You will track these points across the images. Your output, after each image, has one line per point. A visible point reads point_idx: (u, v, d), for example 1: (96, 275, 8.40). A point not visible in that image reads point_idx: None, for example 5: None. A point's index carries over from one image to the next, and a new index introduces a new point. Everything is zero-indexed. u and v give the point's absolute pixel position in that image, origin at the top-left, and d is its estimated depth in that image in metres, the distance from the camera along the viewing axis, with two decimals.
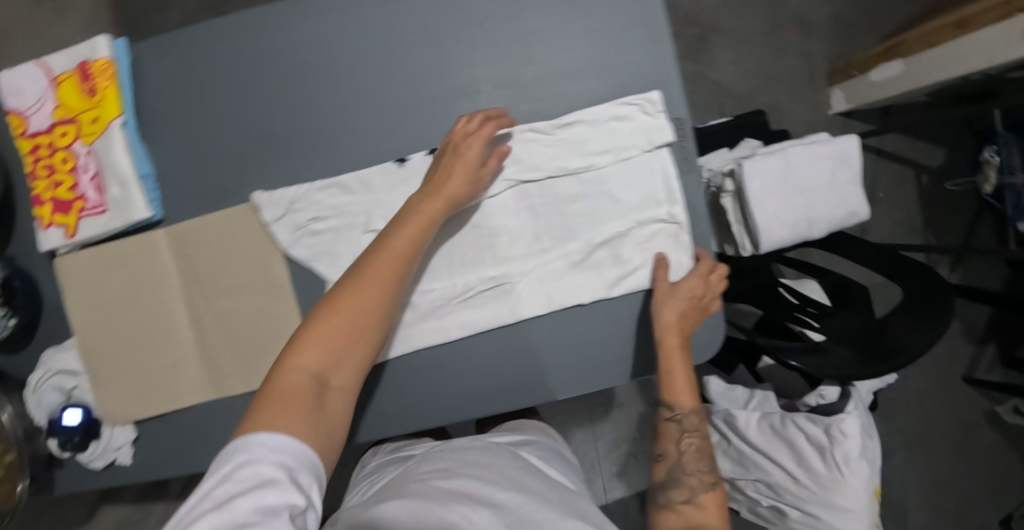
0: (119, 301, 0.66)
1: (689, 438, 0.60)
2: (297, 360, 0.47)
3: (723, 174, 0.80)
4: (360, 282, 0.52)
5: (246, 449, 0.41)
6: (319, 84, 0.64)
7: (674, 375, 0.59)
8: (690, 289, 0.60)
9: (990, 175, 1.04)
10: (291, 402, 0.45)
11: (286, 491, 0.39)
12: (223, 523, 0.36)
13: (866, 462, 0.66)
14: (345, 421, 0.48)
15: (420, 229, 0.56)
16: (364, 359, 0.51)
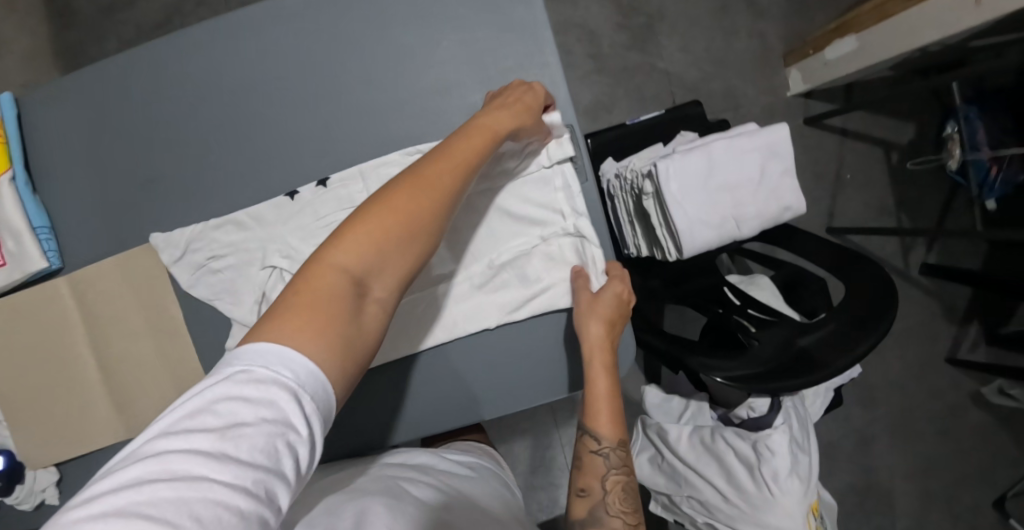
0: (24, 351, 0.64)
1: (616, 474, 0.59)
2: (339, 253, 0.40)
3: (642, 176, 0.75)
4: (412, 182, 0.44)
5: (271, 362, 0.35)
6: (206, 108, 0.61)
7: (599, 402, 0.59)
8: (611, 307, 0.59)
9: (954, 152, 0.98)
10: (327, 304, 0.38)
11: (295, 439, 0.34)
12: (225, 451, 0.31)
13: (798, 479, 0.63)
14: (377, 339, 0.41)
15: (485, 142, 0.49)
16: (407, 274, 0.43)
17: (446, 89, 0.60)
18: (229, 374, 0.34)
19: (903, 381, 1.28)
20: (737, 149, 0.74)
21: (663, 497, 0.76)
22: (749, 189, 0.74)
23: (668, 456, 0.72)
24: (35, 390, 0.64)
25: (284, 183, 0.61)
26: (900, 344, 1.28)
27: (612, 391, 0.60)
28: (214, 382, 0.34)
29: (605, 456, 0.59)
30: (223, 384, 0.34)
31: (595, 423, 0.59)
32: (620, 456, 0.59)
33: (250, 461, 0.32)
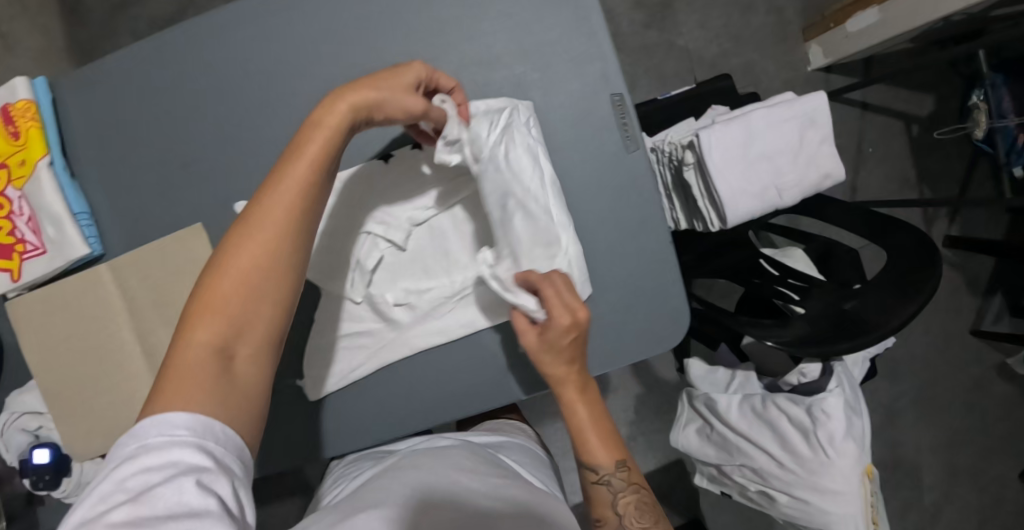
0: (68, 339, 0.62)
1: (624, 496, 0.54)
2: (190, 329, 0.38)
3: (682, 147, 0.76)
4: (242, 234, 0.40)
5: (161, 430, 0.34)
6: (237, 87, 0.59)
7: (585, 436, 0.55)
8: (560, 341, 0.49)
9: (979, 120, 0.98)
10: (190, 382, 0.36)
11: (214, 480, 0.34)
12: (140, 516, 0.31)
13: (854, 441, 0.63)
14: (265, 388, 0.40)
15: (325, 147, 0.43)
16: (277, 317, 0.41)
17: (493, 61, 0.59)
18: (125, 457, 0.34)
19: (929, 355, 1.28)
20: (776, 118, 0.74)
21: (709, 469, 0.77)
22: (789, 157, 0.74)
23: (718, 425, 0.72)
24: (78, 380, 0.63)
25: None
26: (925, 317, 1.28)
27: (593, 416, 0.55)
28: (115, 466, 0.34)
29: (608, 483, 0.55)
30: (126, 462, 0.33)
31: (587, 457, 0.55)
32: (624, 477, 0.55)
33: (172, 513, 0.32)
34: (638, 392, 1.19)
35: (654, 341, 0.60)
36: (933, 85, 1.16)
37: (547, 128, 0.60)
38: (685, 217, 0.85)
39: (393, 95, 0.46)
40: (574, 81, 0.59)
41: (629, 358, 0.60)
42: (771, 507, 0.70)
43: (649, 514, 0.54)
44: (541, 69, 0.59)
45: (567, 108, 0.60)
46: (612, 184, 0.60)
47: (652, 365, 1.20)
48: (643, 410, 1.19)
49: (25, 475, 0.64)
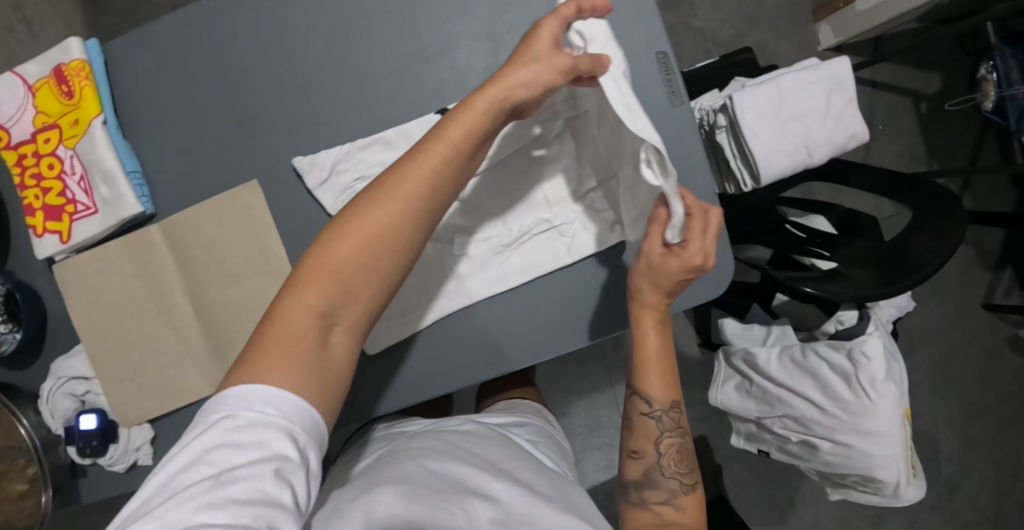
0: (121, 301, 0.63)
1: (669, 437, 0.55)
2: (303, 288, 0.41)
3: (715, 111, 0.78)
4: (368, 208, 0.43)
5: (253, 404, 0.36)
6: (288, 48, 0.60)
7: (650, 364, 0.56)
8: (675, 271, 0.50)
9: (989, 91, 1.02)
10: (291, 342, 0.39)
11: (292, 470, 0.35)
12: (219, 496, 0.32)
13: (893, 384, 0.65)
14: (350, 367, 0.42)
15: (460, 141, 0.45)
16: (375, 300, 0.43)
17: None
18: (212, 426, 0.35)
19: (941, 328, 1.30)
20: (804, 81, 0.76)
21: (749, 425, 0.78)
22: (819, 118, 0.76)
23: (757, 379, 0.74)
24: (128, 342, 0.63)
25: (379, 120, 0.60)
26: (936, 291, 1.30)
27: (662, 348, 0.56)
28: (203, 435, 0.35)
29: (657, 419, 0.55)
30: (213, 433, 0.35)
31: (652, 385, 0.55)
32: (673, 419, 0.55)
33: (249, 499, 0.33)
34: None
35: (701, 287, 0.62)
36: (941, 64, 1.18)
37: None
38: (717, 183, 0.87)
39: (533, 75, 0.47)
40: (624, 37, 0.61)
41: (679, 303, 0.63)
42: (812, 458, 0.71)
43: (687, 461, 0.55)
44: None
45: None
46: (659, 136, 0.61)
47: (674, 341, 1.21)
48: None
49: (72, 441, 0.64)
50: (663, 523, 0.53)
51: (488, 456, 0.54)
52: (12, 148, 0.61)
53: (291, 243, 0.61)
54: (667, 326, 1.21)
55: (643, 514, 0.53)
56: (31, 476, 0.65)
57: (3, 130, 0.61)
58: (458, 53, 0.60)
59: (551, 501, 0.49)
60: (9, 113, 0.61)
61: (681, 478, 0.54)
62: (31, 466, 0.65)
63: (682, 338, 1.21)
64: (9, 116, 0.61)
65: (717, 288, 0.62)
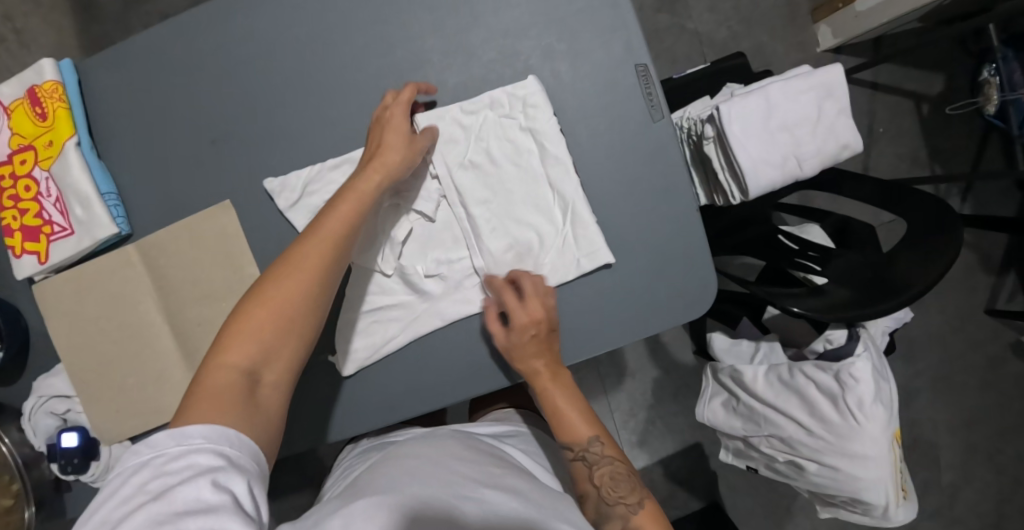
0: (98, 321, 0.63)
1: (600, 469, 0.56)
2: (225, 355, 0.45)
3: (702, 121, 0.77)
4: (279, 279, 0.48)
5: (179, 440, 0.39)
6: (259, 65, 0.59)
7: (562, 414, 0.58)
8: (523, 338, 0.56)
9: (991, 95, 0.99)
10: (217, 402, 0.42)
11: (228, 477, 0.38)
12: (160, 511, 0.35)
13: (882, 406, 0.63)
14: (282, 412, 0.47)
15: (352, 212, 0.51)
16: (298, 354, 0.48)
17: (519, 32, 0.59)
18: (143, 464, 0.38)
19: (942, 334, 1.28)
20: (793, 90, 0.74)
21: (736, 443, 0.77)
22: (808, 128, 0.74)
23: (744, 396, 0.72)
24: (108, 361, 0.63)
25: (352, 137, 0.59)
26: (938, 296, 1.28)
27: (565, 397, 0.58)
28: (137, 472, 0.38)
29: (584, 458, 0.57)
30: (147, 468, 0.38)
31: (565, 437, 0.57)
32: (598, 451, 0.56)
33: (189, 508, 0.35)
34: (654, 375, 1.20)
35: (684, 306, 0.61)
36: (943, 65, 1.15)
37: (573, 99, 0.60)
38: (707, 193, 0.86)
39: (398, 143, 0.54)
40: (601, 49, 0.59)
41: (662, 324, 0.61)
42: (800, 478, 0.70)
43: (624, 482, 0.55)
44: (568, 40, 0.60)
45: (594, 78, 0.60)
46: (638, 151, 0.60)
47: (668, 348, 1.20)
48: (660, 392, 1.20)
49: (54, 459, 0.64)
50: None
51: (478, 463, 0.54)
52: None
53: (266, 263, 0.61)
54: (661, 332, 1.20)
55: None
56: (16, 492, 0.65)
57: None
58: (431, 68, 0.59)
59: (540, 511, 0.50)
60: None
61: (625, 500, 0.54)
62: (14, 483, 0.65)
63: (676, 344, 1.20)
64: None
65: (700, 307, 0.61)
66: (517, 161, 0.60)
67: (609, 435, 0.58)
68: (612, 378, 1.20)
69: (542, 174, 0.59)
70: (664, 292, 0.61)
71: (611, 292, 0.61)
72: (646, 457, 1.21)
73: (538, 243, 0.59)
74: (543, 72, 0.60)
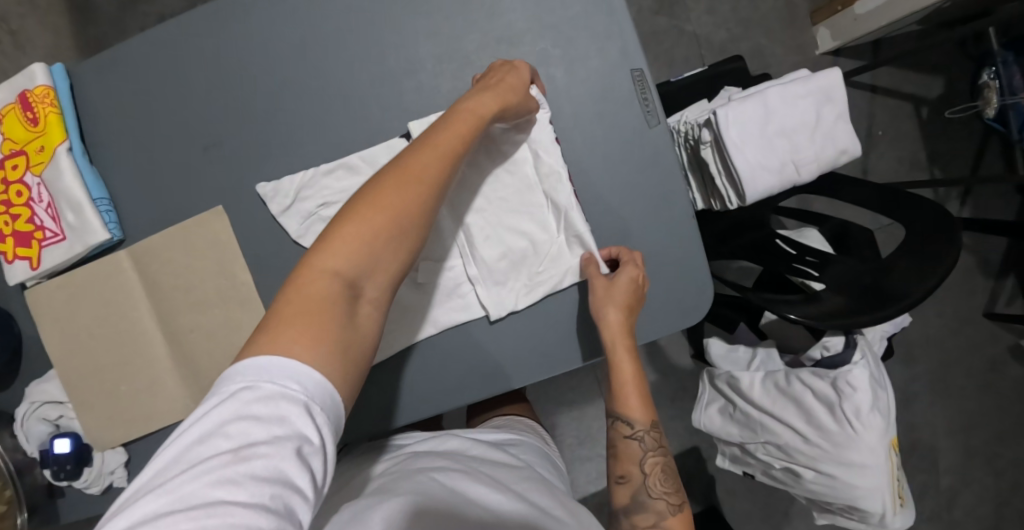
0: (91, 327, 0.62)
1: (652, 456, 0.57)
2: (326, 257, 0.39)
3: (699, 125, 0.76)
4: (389, 183, 0.42)
5: (275, 376, 0.33)
6: (252, 71, 0.59)
7: (625, 390, 0.58)
8: (627, 292, 0.55)
9: (991, 99, 0.98)
10: (316, 312, 0.36)
11: (311, 452, 0.32)
12: (239, 473, 0.29)
13: (879, 415, 0.63)
14: (376, 341, 0.40)
15: (469, 130, 0.48)
16: (399, 275, 0.42)
17: (515, 37, 0.59)
18: (228, 397, 0.32)
19: (941, 338, 1.27)
20: (791, 95, 0.74)
21: (732, 449, 0.77)
22: (806, 133, 0.74)
23: (740, 403, 0.72)
24: (100, 368, 0.63)
25: (345, 144, 0.59)
26: (937, 300, 1.27)
27: (636, 375, 0.57)
28: (216, 406, 0.32)
29: (639, 439, 0.58)
30: (230, 404, 0.32)
31: (629, 413, 0.57)
32: (654, 438, 0.58)
33: (267, 482, 0.30)
34: (652, 378, 1.20)
35: (678, 314, 0.61)
36: (942, 68, 1.15)
37: (569, 104, 0.60)
38: (705, 197, 0.85)
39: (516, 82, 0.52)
40: (596, 55, 0.59)
41: (657, 331, 0.61)
42: (796, 485, 0.69)
43: (669, 477, 0.58)
44: (563, 45, 0.59)
45: (588, 84, 0.59)
46: (633, 158, 0.60)
47: (666, 352, 1.20)
48: (658, 395, 1.20)
49: (46, 465, 0.64)
50: None
51: (494, 474, 0.52)
52: None
53: (259, 270, 0.61)
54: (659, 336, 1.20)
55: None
56: (9, 498, 0.65)
57: None
58: (425, 74, 0.59)
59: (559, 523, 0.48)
60: None
61: (667, 494, 0.57)
62: (8, 489, 0.65)
63: (674, 348, 1.20)
64: None
65: (694, 316, 0.61)
66: (518, 166, 0.59)
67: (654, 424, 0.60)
68: None
69: (540, 179, 0.59)
70: (657, 301, 0.61)
71: None
72: None
73: (533, 251, 0.59)
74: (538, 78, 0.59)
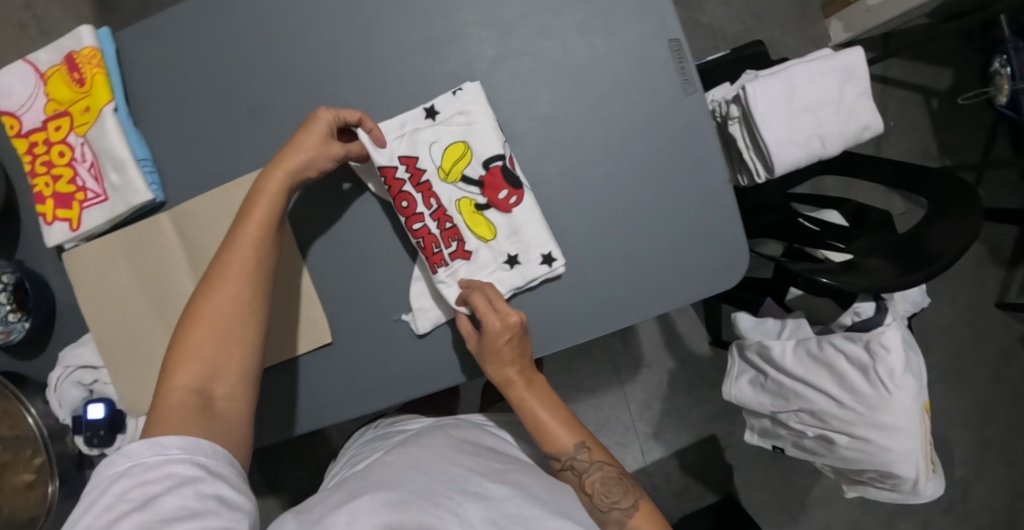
0: (129, 290, 0.62)
1: (589, 476, 0.55)
2: (173, 377, 0.46)
3: (728, 102, 0.77)
4: (209, 297, 0.48)
5: (158, 449, 0.40)
6: (298, 38, 0.60)
7: (540, 425, 0.56)
8: (495, 343, 0.54)
9: (1003, 85, 1.02)
10: (174, 420, 0.43)
11: (206, 484, 0.40)
12: (144, 520, 0.37)
13: (912, 377, 0.64)
14: (246, 417, 0.47)
15: (268, 217, 0.52)
16: (242, 360, 0.48)
17: (558, 5, 0.60)
18: (121, 474, 0.39)
19: (954, 328, 1.28)
20: (817, 72, 0.74)
21: (764, 421, 0.77)
22: (830, 109, 0.75)
23: (773, 373, 0.72)
24: (134, 333, 0.63)
25: (389, 108, 0.60)
26: (949, 290, 1.28)
27: (548, 407, 0.57)
28: (113, 483, 0.39)
29: (573, 467, 0.55)
30: (127, 477, 0.39)
31: (550, 446, 0.56)
32: (585, 457, 0.55)
33: (173, 515, 0.37)
34: (669, 366, 1.20)
35: (716, 278, 0.61)
36: (951, 60, 1.17)
37: (608, 71, 0.60)
38: (732, 175, 0.86)
39: (313, 147, 0.53)
40: (636, 24, 0.60)
41: (698, 294, 0.61)
42: (828, 453, 0.70)
43: (617, 487, 0.54)
44: (603, 14, 0.60)
45: (628, 52, 0.60)
46: (671, 124, 0.60)
47: (683, 339, 1.20)
48: (676, 383, 1.20)
49: (79, 432, 0.64)
50: None
51: (484, 460, 0.54)
52: (23, 136, 0.62)
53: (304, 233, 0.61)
54: (677, 323, 1.20)
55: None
56: (37, 467, 0.67)
57: (15, 119, 0.62)
58: (470, 41, 0.60)
59: (544, 503, 0.49)
60: (21, 101, 0.62)
61: (619, 506, 0.53)
62: (37, 457, 0.67)
63: (691, 335, 1.20)
64: (20, 104, 0.62)
65: (731, 280, 0.61)
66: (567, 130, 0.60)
67: (595, 440, 0.57)
68: (628, 369, 1.19)
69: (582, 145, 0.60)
70: (699, 262, 0.61)
71: (646, 261, 0.60)
72: (661, 450, 1.19)
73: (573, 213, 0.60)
74: (579, 46, 0.60)
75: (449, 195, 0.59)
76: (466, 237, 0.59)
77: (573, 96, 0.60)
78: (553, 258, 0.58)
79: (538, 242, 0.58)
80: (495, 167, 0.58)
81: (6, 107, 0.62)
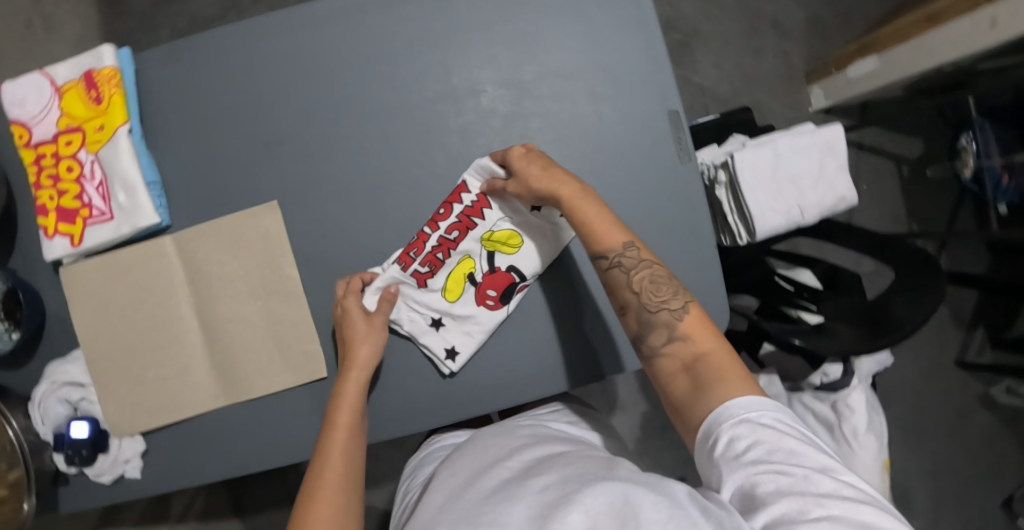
0: (125, 310, 0.64)
1: (637, 273, 0.55)
2: None
3: (716, 167, 0.82)
4: (313, 503, 0.52)
5: None
6: (321, 85, 0.64)
7: (593, 225, 0.56)
8: (530, 161, 0.58)
9: (969, 160, 1.10)
10: None
11: None
12: None
13: (873, 435, 0.72)
14: None
15: (351, 416, 0.57)
16: None
17: (568, 71, 0.64)
18: None
19: (914, 383, 1.34)
20: (799, 145, 0.79)
21: None
22: (810, 180, 0.79)
23: None
24: (129, 354, 0.64)
25: (399, 154, 0.63)
26: (911, 346, 1.35)
27: (592, 206, 0.57)
28: None
29: (621, 264, 0.55)
30: None
31: (598, 244, 0.55)
32: (634, 255, 0.55)
33: None
34: (645, 407, 1.23)
35: None
36: (922, 132, 1.25)
37: (611, 135, 0.64)
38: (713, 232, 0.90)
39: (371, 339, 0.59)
40: (641, 94, 0.64)
41: None
42: None
43: (666, 286, 0.55)
44: (612, 84, 0.64)
45: (631, 120, 0.64)
46: (667, 190, 0.64)
47: None
48: (649, 424, 1.22)
49: (59, 450, 0.63)
50: (687, 361, 0.51)
51: (522, 456, 0.50)
52: (31, 146, 0.64)
53: (305, 266, 0.64)
54: None
55: (665, 363, 0.53)
56: (11, 481, 0.62)
57: (26, 129, 0.64)
58: (483, 97, 0.64)
59: (586, 476, 0.43)
60: (32, 113, 0.64)
61: (669, 307, 0.53)
62: (13, 471, 0.62)
63: None
64: (32, 116, 0.64)
65: None
66: None
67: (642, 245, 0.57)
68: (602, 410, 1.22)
69: None
70: None
71: None
72: None
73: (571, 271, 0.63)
74: (586, 110, 0.64)
75: (469, 245, 0.64)
76: (439, 272, 0.63)
77: (577, 156, 0.64)
78: (454, 357, 0.62)
79: (467, 334, 0.62)
80: (507, 271, 0.63)
81: (18, 116, 0.64)
